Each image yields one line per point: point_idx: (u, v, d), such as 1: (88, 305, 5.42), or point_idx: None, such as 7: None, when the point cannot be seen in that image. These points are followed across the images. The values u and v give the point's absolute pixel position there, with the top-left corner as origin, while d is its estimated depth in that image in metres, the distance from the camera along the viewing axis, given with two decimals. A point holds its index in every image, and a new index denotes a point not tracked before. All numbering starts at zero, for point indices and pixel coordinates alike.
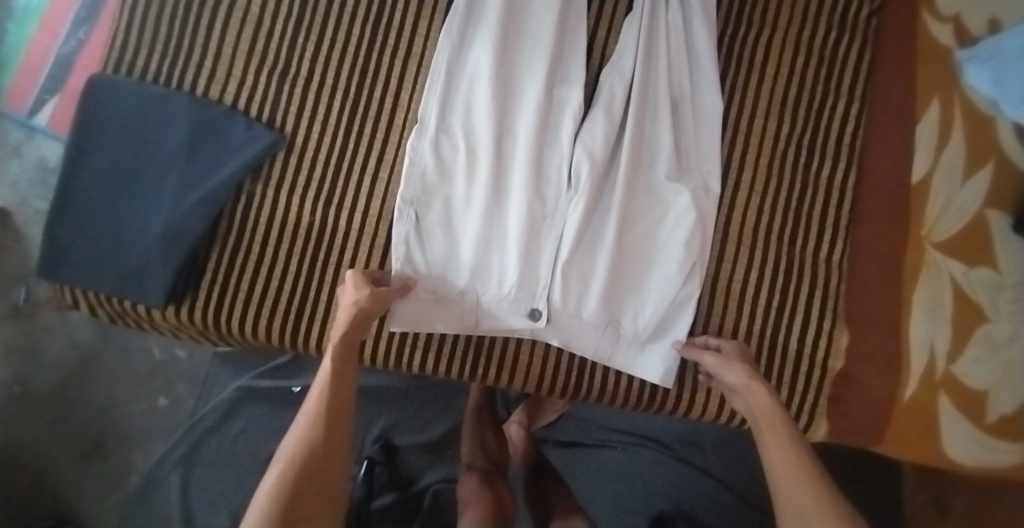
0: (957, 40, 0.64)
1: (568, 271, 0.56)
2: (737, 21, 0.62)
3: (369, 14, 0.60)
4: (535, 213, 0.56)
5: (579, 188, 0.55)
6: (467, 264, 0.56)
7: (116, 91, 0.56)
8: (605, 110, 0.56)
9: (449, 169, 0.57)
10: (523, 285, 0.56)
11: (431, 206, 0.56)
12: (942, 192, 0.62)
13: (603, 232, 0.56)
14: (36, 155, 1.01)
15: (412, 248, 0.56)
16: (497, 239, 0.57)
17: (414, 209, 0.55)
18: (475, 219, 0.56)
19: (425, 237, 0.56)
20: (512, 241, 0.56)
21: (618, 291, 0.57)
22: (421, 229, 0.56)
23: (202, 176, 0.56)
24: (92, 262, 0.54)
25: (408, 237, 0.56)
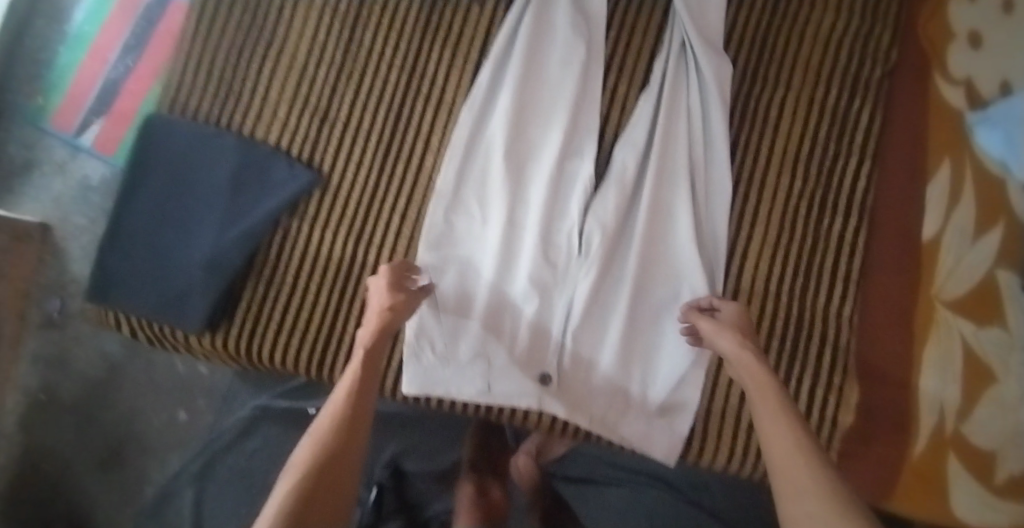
0: (969, 102, 0.65)
1: (578, 339, 0.60)
2: (752, 81, 0.65)
3: (404, 63, 0.64)
4: (545, 280, 0.61)
5: (590, 255, 0.60)
6: (477, 329, 0.60)
7: (169, 130, 0.60)
8: (617, 184, 0.61)
9: (462, 241, 0.62)
10: (533, 349, 0.60)
11: (445, 273, 0.62)
12: (952, 250, 0.64)
13: (615, 300, 0.61)
14: (78, 174, 1.05)
15: (427, 316, 0.61)
16: (506, 305, 0.61)
17: (428, 277, 0.61)
18: (488, 284, 0.61)
19: (439, 304, 0.61)
20: (525, 312, 0.60)
21: (627, 360, 0.60)
22: (434, 299, 0.61)
23: (245, 210, 0.59)
24: (139, 287, 0.58)
25: (422, 307, 0.60)
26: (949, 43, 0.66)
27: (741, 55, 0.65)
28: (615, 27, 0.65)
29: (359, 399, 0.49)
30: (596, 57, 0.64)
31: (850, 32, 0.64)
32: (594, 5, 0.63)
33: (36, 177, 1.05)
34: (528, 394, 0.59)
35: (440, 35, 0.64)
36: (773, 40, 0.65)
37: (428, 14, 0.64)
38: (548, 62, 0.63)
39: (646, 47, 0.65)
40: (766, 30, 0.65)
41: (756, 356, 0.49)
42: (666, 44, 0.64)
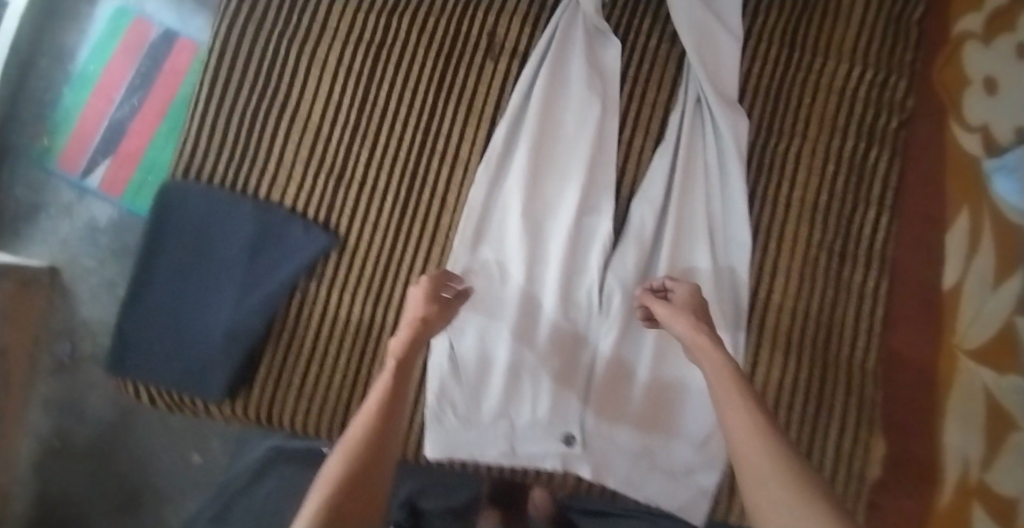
0: (985, 148, 0.66)
1: (601, 398, 0.60)
2: (768, 131, 0.65)
3: (420, 121, 0.64)
4: (565, 338, 0.61)
5: (611, 314, 0.60)
6: (499, 389, 0.61)
7: (184, 197, 0.60)
8: (636, 241, 0.61)
9: (481, 300, 0.62)
10: (556, 411, 0.60)
11: (465, 332, 0.62)
12: (973, 301, 0.64)
13: (637, 359, 0.61)
14: (86, 215, 1.04)
15: (448, 377, 0.61)
16: (527, 365, 0.61)
17: (448, 338, 0.61)
18: (507, 344, 0.61)
19: (459, 365, 0.61)
20: (545, 372, 0.60)
21: (650, 418, 0.60)
22: (455, 359, 0.61)
23: (262, 277, 0.59)
24: (160, 358, 0.59)
25: (444, 368, 0.61)
26: (964, 88, 0.67)
27: (757, 107, 0.65)
28: (630, 78, 0.65)
29: (390, 411, 0.48)
30: (612, 111, 0.63)
31: (862, 83, 0.65)
32: (608, 60, 0.64)
33: (42, 219, 1.04)
34: (553, 455, 0.60)
35: (455, 94, 0.64)
36: (789, 91, 0.65)
37: (443, 73, 0.64)
38: (563, 119, 0.63)
39: (661, 98, 0.65)
40: (780, 80, 0.65)
41: (711, 337, 0.48)
42: (681, 98, 0.64)
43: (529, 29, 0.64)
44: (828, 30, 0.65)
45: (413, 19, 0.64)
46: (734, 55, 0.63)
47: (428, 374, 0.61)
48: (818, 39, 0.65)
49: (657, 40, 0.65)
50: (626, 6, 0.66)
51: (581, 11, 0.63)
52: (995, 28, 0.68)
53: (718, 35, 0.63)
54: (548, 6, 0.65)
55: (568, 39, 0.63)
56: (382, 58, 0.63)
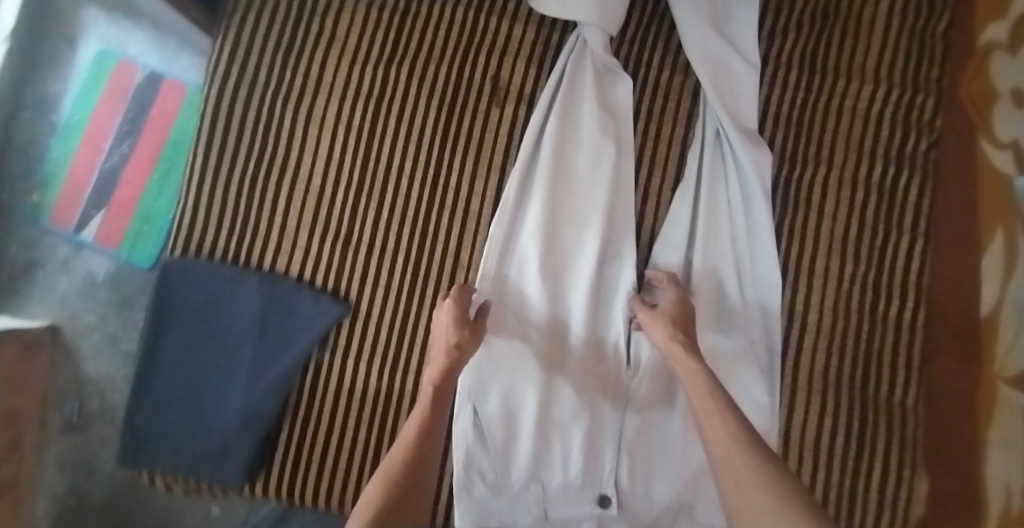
0: (1017, 166, 0.63)
1: (634, 456, 0.58)
2: (792, 162, 0.62)
3: (426, 175, 0.61)
4: (594, 394, 0.58)
5: (640, 368, 0.59)
6: (528, 454, 0.58)
7: (187, 276, 0.58)
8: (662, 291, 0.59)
9: (504, 360, 0.59)
10: (588, 472, 0.58)
11: (489, 396, 0.59)
12: (1013, 325, 0.61)
13: (670, 413, 0.59)
14: (83, 270, 1.01)
15: (475, 444, 0.58)
16: (556, 425, 0.58)
17: (472, 403, 0.59)
18: (533, 405, 0.58)
19: (484, 431, 0.59)
20: (576, 434, 0.58)
21: (688, 476, 0.57)
22: (480, 424, 0.59)
23: (274, 354, 0.57)
24: (174, 446, 0.57)
25: (469, 435, 0.58)
26: (993, 103, 0.64)
27: (779, 138, 0.62)
28: (643, 115, 0.62)
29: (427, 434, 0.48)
30: (627, 151, 0.60)
31: (887, 105, 0.62)
32: (619, 100, 0.61)
33: (39, 278, 1.00)
34: (588, 518, 0.58)
35: (461, 145, 0.61)
36: (812, 118, 0.62)
37: (447, 123, 0.61)
38: (577, 164, 0.60)
39: (677, 133, 0.62)
40: (801, 108, 0.62)
41: (686, 347, 0.50)
42: (699, 133, 0.61)
43: (533, 72, 0.62)
44: (848, 51, 0.62)
45: (412, 70, 0.61)
46: (752, 84, 0.60)
47: (453, 442, 0.58)
48: (839, 61, 0.62)
49: (667, 74, 0.62)
50: (633, 39, 0.62)
51: (588, 50, 0.60)
52: None
53: (735, 64, 0.59)
54: (552, 46, 0.62)
55: (577, 80, 0.60)
56: (382, 113, 0.61)
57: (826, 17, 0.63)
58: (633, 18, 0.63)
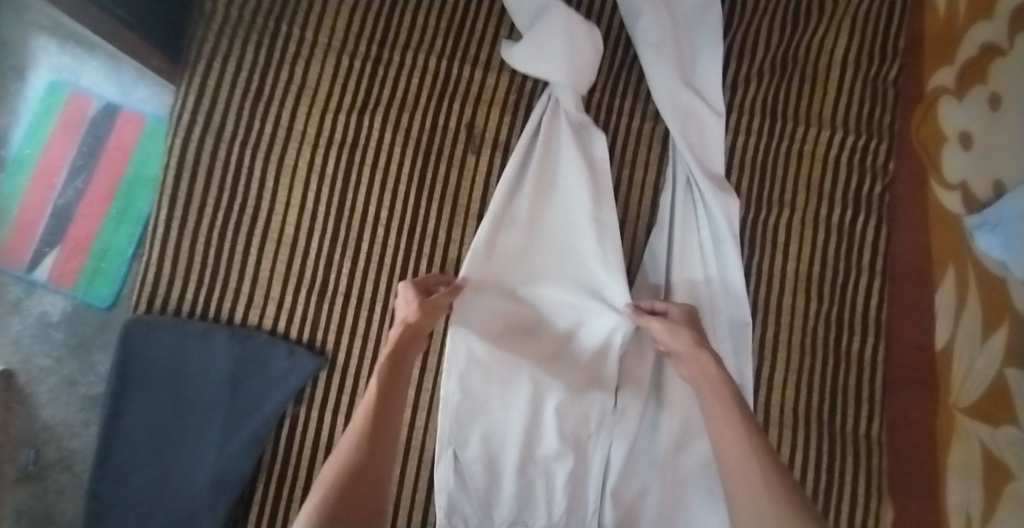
0: (965, 205, 0.67)
1: (618, 495, 0.58)
2: (759, 205, 0.64)
3: (402, 223, 0.60)
4: (579, 435, 0.57)
5: (626, 409, 0.58)
6: (512, 497, 0.57)
7: (154, 332, 0.56)
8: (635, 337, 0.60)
9: (483, 403, 0.57)
10: (572, 513, 0.58)
11: (469, 442, 0.57)
12: (966, 355, 0.65)
13: (654, 452, 0.59)
14: (37, 310, 0.96)
15: (456, 490, 0.57)
16: (540, 467, 0.57)
17: (452, 449, 0.57)
18: (516, 448, 0.56)
19: (465, 477, 0.57)
20: (559, 476, 0.57)
21: (669, 511, 0.58)
22: (460, 470, 0.57)
23: (246, 411, 0.56)
24: (136, 513, 0.54)
25: (450, 481, 0.57)
26: (941, 145, 0.68)
27: (741, 183, 0.65)
28: (613, 162, 0.65)
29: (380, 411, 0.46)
30: (606, 200, 0.59)
31: (843, 149, 0.65)
32: (597, 152, 0.60)
33: None
34: None
35: (437, 192, 0.61)
36: (773, 165, 0.65)
37: (423, 171, 0.61)
38: (557, 216, 0.60)
39: (648, 179, 0.65)
40: (763, 153, 0.65)
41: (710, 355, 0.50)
42: (672, 178, 0.63)
43: (507, 120, 0.63)
44: (806, 98, 0.66)
45: (386, 118, 0.62)
46: (718, 132, 0.62)
47: (434, 488, 0.57)
48: (799, 107, 0.66)
49: (637, 122, 0.65)
50: (603, 88, 0.66)
51: (562, 109, 0.61)
52: (968, 80, 0.69)
53: (701, 112, 0.62)
54: (526, 94, 0.63)
55: (552, 134, 0.61)
56: (356, 161, 0.61)
57: (782, 68, 0.66)
58: (604, 69, 0.66)
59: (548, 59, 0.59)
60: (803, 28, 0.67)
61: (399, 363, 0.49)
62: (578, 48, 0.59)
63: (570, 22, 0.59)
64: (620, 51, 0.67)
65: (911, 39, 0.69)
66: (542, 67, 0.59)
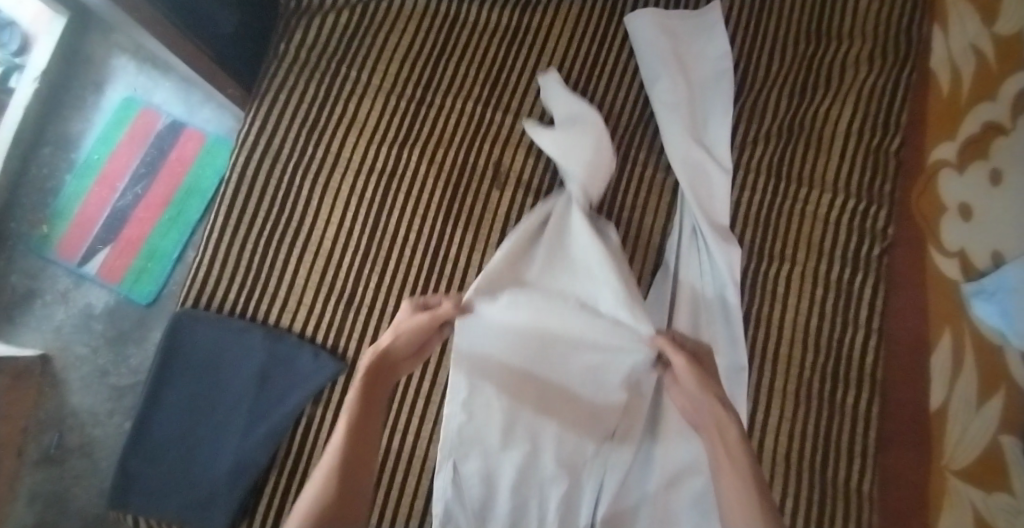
0: (963, 273, 0.70)
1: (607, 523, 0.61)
2: (760, 257, 0.69)
3: (428, 246, 0.66)
4: (575, 462, 0.59)
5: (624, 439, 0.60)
6: (506, 514, 0.59)
7: (197, 326, 0.62)
8: None
9: (483, 423, 0.58)
10: None
11: (470, 456, 0.59)
12: (960, 420, 0.66)
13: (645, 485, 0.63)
14: (81, 302, 1.04)
15: (453, 502, 0.60)
16: (536, 487, 0.59)
17: (452, 462, 0.59)
18: (513, 468, 0.58)
19: (464, 490, 0.60)
20: (553, 498, 0.59)
21: None
22: (459, 482, 0.60)
23: (269, 406, 0.60)
24: (155, 493, 0.58)
25: (449, 493, 0.60)
26: (941, 215, 0.71)
27: (744, 235, 0.69)
28: (625, 207, 0.70)
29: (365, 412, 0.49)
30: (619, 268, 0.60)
31: (844, 210, 0.69)
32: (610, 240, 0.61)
33: (38, 306, 1.04)
34: None
35: (462, 220, 0.67)
36: (774, 220, 0.69)
37: (451, 201, 0.68)
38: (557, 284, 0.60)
39: (658, 223, 0.70)
40: (767, 209, 0.70)
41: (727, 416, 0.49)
42: (679, 226, 0.68)
43: (531, 161, 0.69)
44: (808, 162, 0.71)
45: (423, 153, 0.69)
46: (723, 186, 0.68)
47: (433, 496, 0.60)
48: (803, 170, 0.71)
49: (650, 171, 0.71)
50: (620, 139, 0.72)
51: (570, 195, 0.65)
52: (969, 156, 0.73)
53: (709, 168, 0.69)
54: None
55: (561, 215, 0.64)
56: (393, 188, 0.68)
57: (788, 134, 0.72)
58: (622, 122, 0.73)
59: (574, 147, 0.66)
60: (808, 99, 0.73)
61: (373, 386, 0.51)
62: (600, 157, 0.66)
63: (599, 134, 0.67)
64: (638, 109, 0.73)
65: (913, 115, 0.73)
66: (566, 152, 0.66)
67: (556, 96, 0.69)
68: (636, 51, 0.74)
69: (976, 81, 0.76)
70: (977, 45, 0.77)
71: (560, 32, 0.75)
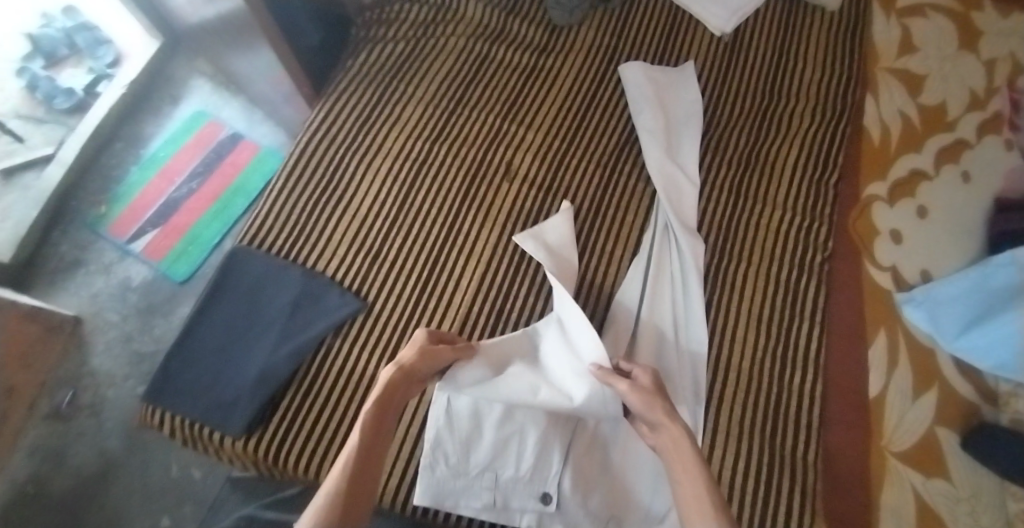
0: (896, 284, 0.83)
1: (577, 464, 0.67)
2: (720, 255, 0.81)
3: (446, 219, 0.80)
4: None
5: None
6: (490, 442, 0.67)
7: (249, 262, 0.75)
8: (613, 337, 0.73)
9: None
10: (537, 469, 0.66)
11: (462, 392, 0.69)
12: (896, 407, 0.75)
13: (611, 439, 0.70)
14: (122, 275, 1.15)
15: (444, 430, 0.68)
16: (517, 422, 0.68)
17: (447, 396, 0.69)
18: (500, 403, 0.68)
19: (454, 421, 0.68)
20: (532, 431, 0.67)
21: (619, 489, 0.67)
22: (451, 413, 0.69)
23: (298, 331, 0.71)
24: (192, 394, 0.67)
25: (440, 421, 0.68)
26: (875, 238, 0.85)
27: (710, 237, 0.82)
28: (613, 206, 0.84)
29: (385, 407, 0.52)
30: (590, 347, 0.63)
31: (791, 224, 0.83)
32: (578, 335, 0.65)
33: (80, 275, 1.15)
34: (531, 512, 0.65)
35: (476, 202, 0.81)
36: (734, 227, 0.83)
37: (469, 187, 0.82)
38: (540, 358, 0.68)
39: (638, 221, 0.83)
40: (728, 218, 0.84)
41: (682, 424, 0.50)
42: (653, 223, 0.82)
43: (536, 164, 0.85)
44: (764, 184, 0.86)
45: (450, 149, 0.85)
46: (692, 195, 0.83)
47: (428, 424, 0.68)
48: (759, 190, 0.85)
49: (633, 181, 0.86)
50: (610, 153, 0.87)
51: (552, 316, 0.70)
52: (898, 193, 0.88)
53: (681, 181, 0.84)
54: (553, 150, 0.86)
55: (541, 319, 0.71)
56: (423, 172, 0.83)
57: (748, 162, 0.88)
58: (614, 142, 0.89)
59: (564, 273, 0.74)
60: (764, 138, 0.90)
61: (389, 402, 0.53)
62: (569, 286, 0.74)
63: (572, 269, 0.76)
64: (625, 133, 0.90)
65: (850, 158, 0.90)
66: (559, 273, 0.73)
67: (558, 228, 0.78)
68: (626, 90, 0.92)
69: (903, 138, 0.93)
70: (904, 111, 0.95)
71: (567, 72, 0.94)
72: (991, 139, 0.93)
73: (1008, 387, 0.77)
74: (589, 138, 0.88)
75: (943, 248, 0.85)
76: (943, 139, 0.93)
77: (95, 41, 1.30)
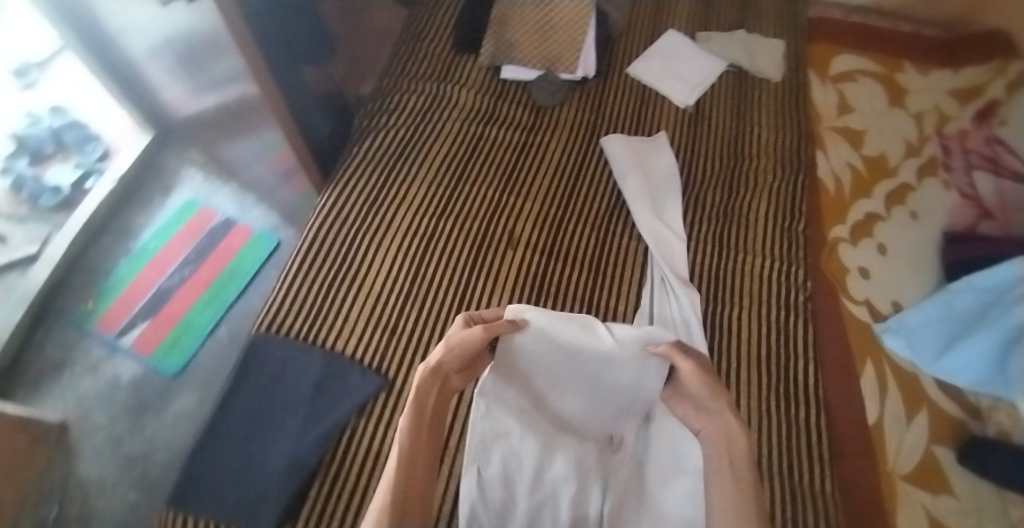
0: (872, 316, 0.91)
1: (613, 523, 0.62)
2: (715, 303, 0.87)
3: (458, 290, 0.83)
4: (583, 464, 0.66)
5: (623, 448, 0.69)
6: (523, 511, 0.62)
7: (268, 348, 0.77)
8: None
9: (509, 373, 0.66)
10: None
11: (490, 459, 0.65)
12: (894, 432, 0.80)
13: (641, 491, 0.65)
14: (110, 373, 1.11)
15: (476, 504, 0.64)
16: (547, 486, 0.64)
17: (475, 466, 0.65)
18: (530, 466, 0.64)
19: (485, 492, 0.64)
20: (564, 495, 0.63)
21: None
22: (481, 484, 0.65)
23: (322, 414, 0.71)
24: (220, 491, 0.66)
25: (472, 495, 0.64)
26: (846, 276, 0.94)
27: (705, 287, 0.89)
28: (612, 263, 0.90)
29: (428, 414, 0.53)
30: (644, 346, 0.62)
31: (773, 269, 0.91)
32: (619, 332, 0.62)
33: (65, 377, 1.10)
34: None
35: (486, 272, 0.85)
36: (724, 276, 0.90)
37: (478, 258, 0.87)
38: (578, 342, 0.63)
39: (635, 276, 0.89)
40: (716, 267, 0.91)
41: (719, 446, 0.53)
42: (650, 277, 0.88)
43: (536, 232, 0.91)
44: (742, 234, 0.95)
45: (456, 224, 0.90)
46: (680, 248, 0.90)
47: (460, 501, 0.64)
48: (738, 240, 0.94)
49: (626, 240, 0.93)
50: (602, 215, 0.95)
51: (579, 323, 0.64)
52: (859, 234, 0.99)
53: (668, 236, 0.91)
54: (550, 217, 0.93)
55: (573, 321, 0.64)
56: (433, 248, 0.87)
57: (725, 215, 0.97)
58: (604, 205, 0.96)
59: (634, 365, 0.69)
60: (736, 193, 0.99)
61: (421, 414, 0.52)
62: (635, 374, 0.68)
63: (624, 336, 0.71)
64: (612, 197, 0.97)
65: (812, 206, 1.00)
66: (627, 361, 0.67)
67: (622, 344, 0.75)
68: (609, 159, 1.00)
69: (855, 186, 1.05)
70: (851, 163, 1.08)
71: (555, 146, 1.03)
72: (931, 181, 1.05)
73: (988, 402, 0.83)
74: (581, 203, 0.96)
75: (907, 280, 0.94)
76: (890, 185, 1.05)
77: (83, 138, 1.33)
